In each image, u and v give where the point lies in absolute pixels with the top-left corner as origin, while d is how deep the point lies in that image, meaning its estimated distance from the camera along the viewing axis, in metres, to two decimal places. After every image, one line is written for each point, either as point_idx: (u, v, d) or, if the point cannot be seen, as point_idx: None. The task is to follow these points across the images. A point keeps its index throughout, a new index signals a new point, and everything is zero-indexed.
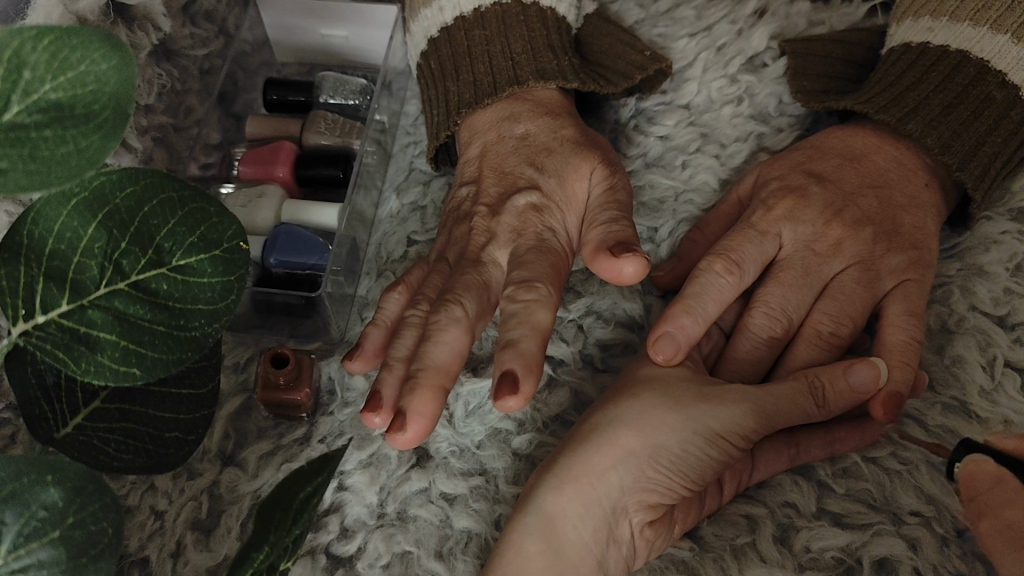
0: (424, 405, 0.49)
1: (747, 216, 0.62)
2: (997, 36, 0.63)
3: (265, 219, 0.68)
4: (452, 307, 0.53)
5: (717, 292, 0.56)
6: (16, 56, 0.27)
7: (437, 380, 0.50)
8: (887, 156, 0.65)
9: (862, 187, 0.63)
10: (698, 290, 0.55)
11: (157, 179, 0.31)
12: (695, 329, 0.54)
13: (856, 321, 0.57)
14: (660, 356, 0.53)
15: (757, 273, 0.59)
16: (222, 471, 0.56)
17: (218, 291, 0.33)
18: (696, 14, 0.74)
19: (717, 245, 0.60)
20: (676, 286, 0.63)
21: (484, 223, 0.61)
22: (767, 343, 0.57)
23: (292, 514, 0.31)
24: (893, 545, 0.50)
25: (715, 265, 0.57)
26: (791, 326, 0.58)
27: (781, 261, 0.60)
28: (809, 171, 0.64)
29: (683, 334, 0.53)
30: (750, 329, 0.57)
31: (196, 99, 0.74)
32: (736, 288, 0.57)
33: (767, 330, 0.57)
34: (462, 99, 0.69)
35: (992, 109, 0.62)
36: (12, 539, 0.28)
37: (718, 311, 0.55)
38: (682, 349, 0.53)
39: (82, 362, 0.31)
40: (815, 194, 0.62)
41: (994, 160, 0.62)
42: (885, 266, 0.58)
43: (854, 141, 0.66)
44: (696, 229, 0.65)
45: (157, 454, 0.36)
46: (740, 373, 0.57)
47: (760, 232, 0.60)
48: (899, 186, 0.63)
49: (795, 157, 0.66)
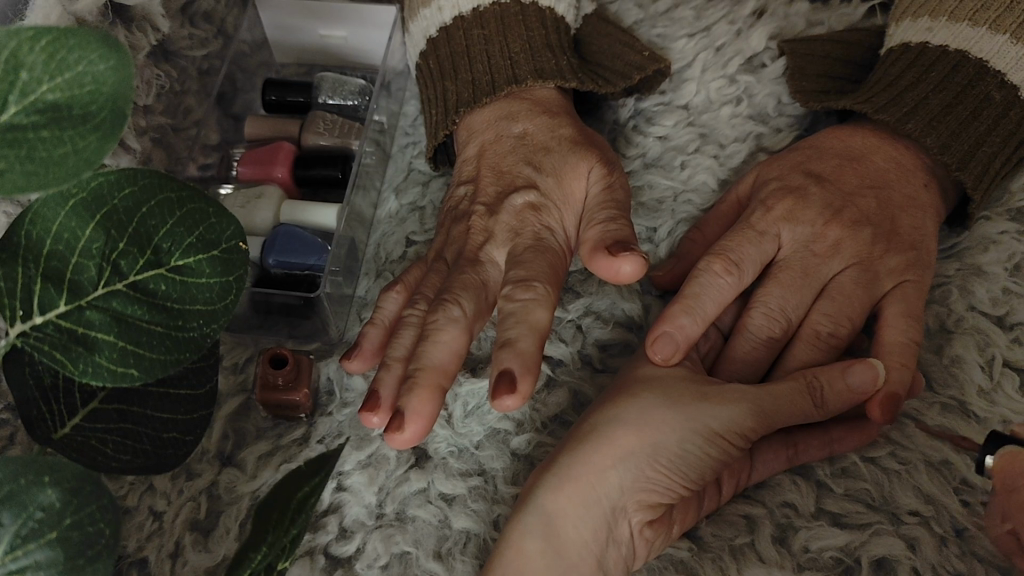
0: (422, 405, 0.49)
1: (746, 216, 0.62)
2: (996, 36, 0.63)
3: (264, 219, 0.68)
4: (451, 307, 0.53)
5: (716, 292, 0.56)
6: (14, 57, 0.27)
7: (436, 380, 0.50)
8: (885, 155, 0.65)
9: (862, 187, 0.63)
10: (698, 291, 0.55)
11: (154, 180, 0.31)
12: (694, 329, 0.54)
13: (854, 321, 0.57)
14: (659, 355, 0.53)
15: (756, 272, 0.59)
16: (220, 472, 0.56)
17: (216, 292, 0.33)
18: (695, 14, 0.74)
19: (716, 244, 0.60)
20: (674, 286, 0.63)
21: (482, 223, 0.61)
22: (767, 343, 0.57)
23: (287, 518, 0.31)
24: (891, 545, 0.50)
25: (714, 265, 0.57)
26: (790, 325, 0.58)
27: (781, 261, 0.60)
28: (808, 171, 0.64)
29: (681, 333, 0.53)
30: (750, 329, 0.57)
31: (194, 99, 0.74)
32: (734, 287, 0.57)
33: (767, 330, 0.57)
34: (461, 99, 0.69)
35: (991, 109, 0.62)
36: (9, 540, 0.28)
37: (717, 311, 0.56)
38: (682, 349, 0.53)
39: (80, 363, 0.31)
40: (813, 194, 0.62)
41: (992, 160, 0.62)
42: (884, 267, 0.59)
43: (854, 141, 0.66)
44: (694, 228, 0.65)
45: (156, 455, 0.36)
46: (738, 374, 0.57)
47: (759, 232, 0.60)
48: (898, 184, 0.63)
49: (794, 158, 0.66)
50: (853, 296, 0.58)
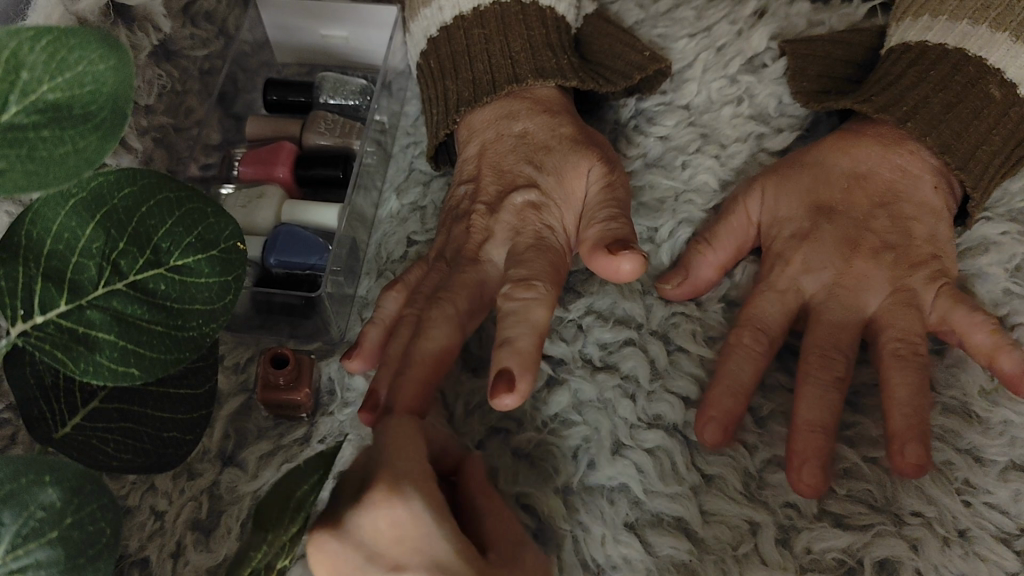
0: (408, 402, 0.50)
1: (767, 274, 0.62)
2: (997, 34, 0.63)
3: (264, 219, 0.68)
4: (443, 304, 0.55)
5: (749, 362, 0.57)
6: (14, 57, 0.27)
7: (425, 376, 0.51)
8: (887, 162, 0.64)
9: (873, 208, 0.62)
10: (732, 368, 0.56)
11: (153, 180, 0.32)
12: (738, 408, 0.55)
13: (902, 339, 0.56)
14: (712, 442, 0.54)
15: (785, 322, 0.59)
16: (221, 471, 0.56)
17: (215, 292, 0.33)
18: (696, 15, 0.74)
19: (742, 311, 0.60)
20: (684, 298, 0.62)
21: (483, 222, 0.61)
22: (833, 385, 0.55)
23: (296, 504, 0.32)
24: (893, 546, 0.50)
25: (743, 336, 0.58)
26: (847, 362, 0.56)
27: (814, 310, 0.59)
28: (814, 201, 0.63)
29: (720, 410, 0.55)
30: (809, 375, 0.55)
31: (196, 99, 0.74)
32: (767, 355, 0.58)
33: (827, 371, 0.55)
34: (461, 97, 0.69)
35: (993, 108, 0.63)
36: (10, 539, 0.28)
37: (753, 378, 0.56)
38: (730, 428, 0.55)
39: (80, 362, 0.31)
40: (827, 234, 0.61)
41: (993, 160, 0.62)
42: (881, 268, 0.59)
43: (860, 154, 0.65)
44: (703, 239, 0.63)
45: (156, 455, 0.36)
46: (816, 418, 0.53)
47: (780, 290, 0.60)
48: (907, 202, 0.63)
49: (803, 180, 0.64)
50: (898, 321, 0.57)
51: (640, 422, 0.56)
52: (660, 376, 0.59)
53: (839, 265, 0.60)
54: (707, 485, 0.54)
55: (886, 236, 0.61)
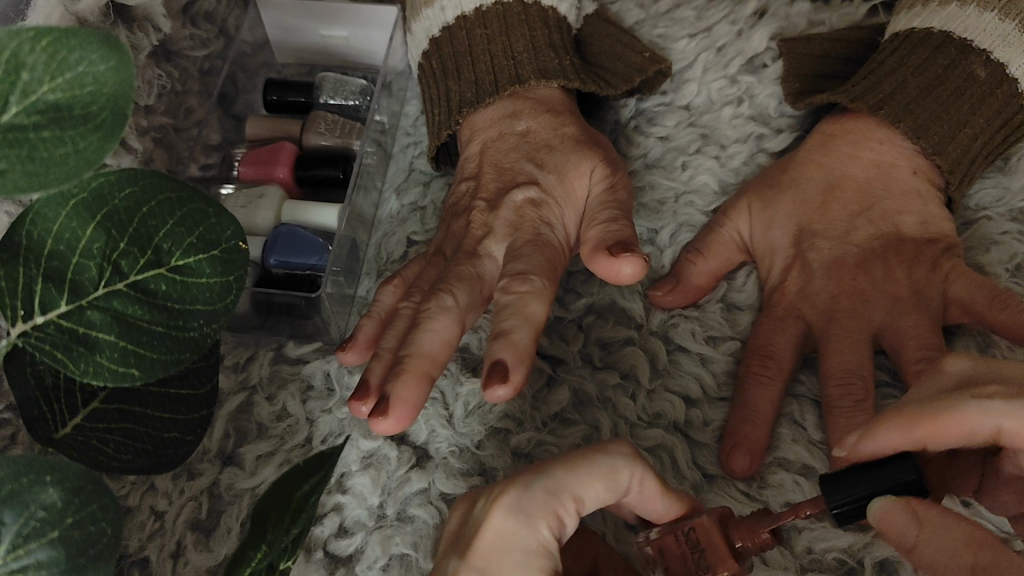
0: (409, 394, 0.50)
1: (773, 297, 0.62)
2: (983, 14, 0.63)
3: (264, 219, 0.67)
4: (444, 297, 0.55)
5: (768, 389, 0.56)
6: (14, 57, 0.27)
7: (422, 369, 0.51)
8: (859, 160, 0.65)
9: (854, 218, 0.63)
10: (749, 397, 0.56)
11: (155, 179, 0.32)
12: (762, 437, 0.55)
13: (926, 345, 0.55)
14: (741, 471, 0.54)
15: (797, 344, 0.59)
16: (221, 471, 0.55)
17: (216, 291, 0.33)
18: (696, 14, 0.74)
19: (750, 339, 0.60)
20: (680, 306, 0.62)
21: (482, 217, 0.62)
22: (860, 408, 0.53)
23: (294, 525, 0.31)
24: (893, 546, 0.50)
25: (751, 364, 0.58)
26: (869, 382, 0.55)
27: (823, 332, 0.59)
28: (793, 226, 0.64)
29: (750, 441, 0.54)
30: (834, 399, 0.55)
31: (196, 99, 0.74)
32: (780, 377, 0.57)
33: (847, 396, 0.54)
34: (463, 99, 0.69)
35: (975, 88, 0.63)
36: (11, 539, 0.29)
37: (772, 402, 0.56)
38: (759, 455, 0.54)
39: (81, 362, 0.31)
40: (816, 257, 0.62)
41: (975, 141, 0.63)
42: (870, 268, 0.60)
43: (834, 159, 0.66)
44: (692, 248, 0.64)
45: (158, 454, 0.36)
46: None
47: (780, 318, 0.60)
48: (889, 201, 0.64)
49: (781, 205, 0.65)
50: (912, 331, 0.56)
51: (641, 421, 0.57)
52: (660, 375, 0.59)
53: (836, 276, 0.61)
54: (708, 485, 0.54)
55: (878, 243, 0.62)
